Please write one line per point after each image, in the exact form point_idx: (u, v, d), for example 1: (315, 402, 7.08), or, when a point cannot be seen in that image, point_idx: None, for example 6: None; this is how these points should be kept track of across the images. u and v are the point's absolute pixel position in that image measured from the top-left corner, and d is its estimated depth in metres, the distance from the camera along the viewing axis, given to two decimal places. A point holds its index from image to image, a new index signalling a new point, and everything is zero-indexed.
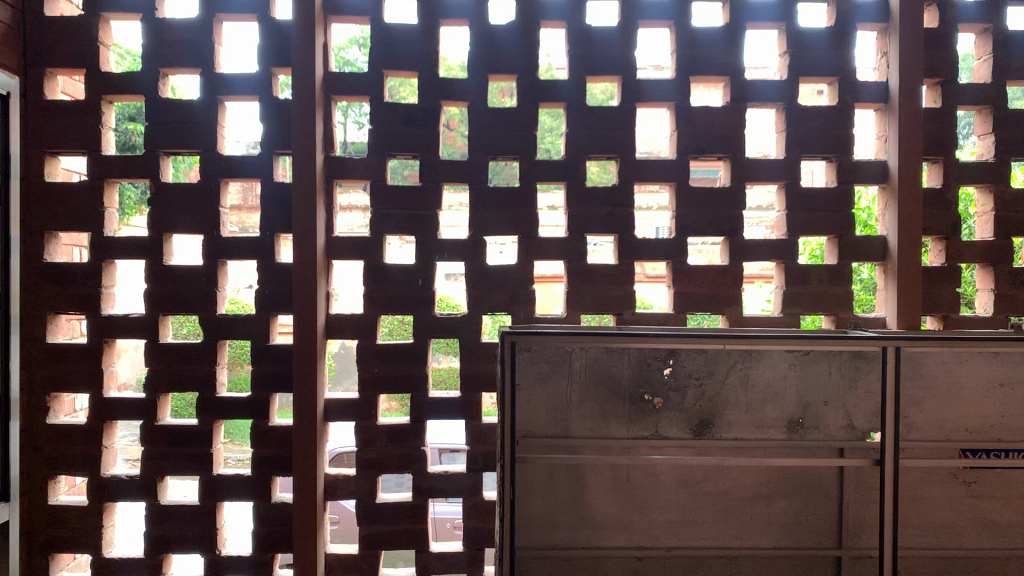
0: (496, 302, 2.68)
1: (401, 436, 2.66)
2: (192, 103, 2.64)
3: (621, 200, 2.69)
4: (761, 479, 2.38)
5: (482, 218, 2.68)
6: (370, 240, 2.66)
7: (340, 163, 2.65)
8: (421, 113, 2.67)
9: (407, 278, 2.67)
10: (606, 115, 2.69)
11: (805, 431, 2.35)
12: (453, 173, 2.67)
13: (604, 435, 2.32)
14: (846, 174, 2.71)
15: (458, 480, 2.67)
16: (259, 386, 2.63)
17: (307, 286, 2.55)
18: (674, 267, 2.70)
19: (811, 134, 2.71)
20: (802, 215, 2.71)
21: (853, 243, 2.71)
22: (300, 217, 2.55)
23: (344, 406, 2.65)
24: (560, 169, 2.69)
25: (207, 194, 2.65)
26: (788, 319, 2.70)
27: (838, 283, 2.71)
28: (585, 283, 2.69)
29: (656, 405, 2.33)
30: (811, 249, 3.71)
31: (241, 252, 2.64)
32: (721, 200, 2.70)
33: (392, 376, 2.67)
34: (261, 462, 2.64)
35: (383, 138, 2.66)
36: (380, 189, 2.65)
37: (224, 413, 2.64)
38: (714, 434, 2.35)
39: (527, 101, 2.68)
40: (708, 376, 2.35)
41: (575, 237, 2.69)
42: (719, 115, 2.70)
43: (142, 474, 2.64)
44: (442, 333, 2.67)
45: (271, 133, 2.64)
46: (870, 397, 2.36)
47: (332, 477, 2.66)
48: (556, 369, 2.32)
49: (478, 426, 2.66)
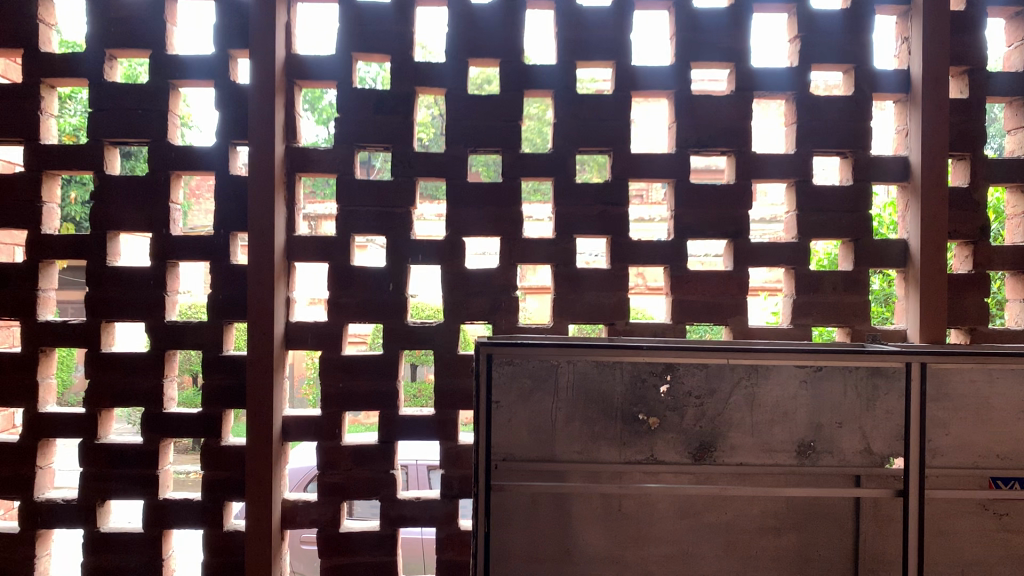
0: (475, 310, 2.42)
1: (368, 458, 2.40)
2: (144, 87, 2.39)
3: (614, 197, 2.43)
4: (768, 509, 2.12)
5: (461, 217, 2.42)
6: (335, 240, 2.40)
7: (304, 155, 2.40)
8: (394, 101, 2.42)
9: (377, 282, 2.41)
10: (597, 105, 2.44)
11: (816, 456, 2.08)
12: (428, 167, 2.42)
13: (592, 459, 2.06)
14: (862, 171, 2.45)
15: (431, 507, 2.40)
16: (211, 401, 2.37)
17: (263, 290, 2.29)
18: (673, 272, 2.45)
19: (825, 128, 2.45)
20: (814, 216, 2.45)
21: (871, 247, 2.45)
22: (257, 213, 2.30)
23: (304, 425, 2.39)
24: (547, 163, 2.43)
25: (156, 188, 2.39)
26: (798, 330, 2.44)
27: (854, 291, 2.44)
28: (574, 289, 2.43)
29: (651, 426, 2.07)
30: (820, 257, 3.47)
31: (193, 252, 2.38)
32: (725, 199, 2.45)
33: (359, 392, 2.40)
34: (212, 486, 2.37)
35: (351, 128, 2.41)
36: (348, 185, 2.40)
37: (172, 432, 2.38)
38: (716, 459, 2.08)
39: (512, 88, 2.44)
40: (709, 395, 2.08)
41: (563, 238, 2.43)
42: (722, 106, 2.46)
43: (81, 497, 2.38)
44: (414, 344, 2.41)
45: (226, 121, 2.38)
46: (891, 419, 2.08)
47: (290, 504, 2.39)
48: (540, 386, 2.06)
49: (454, 448, 2.40)
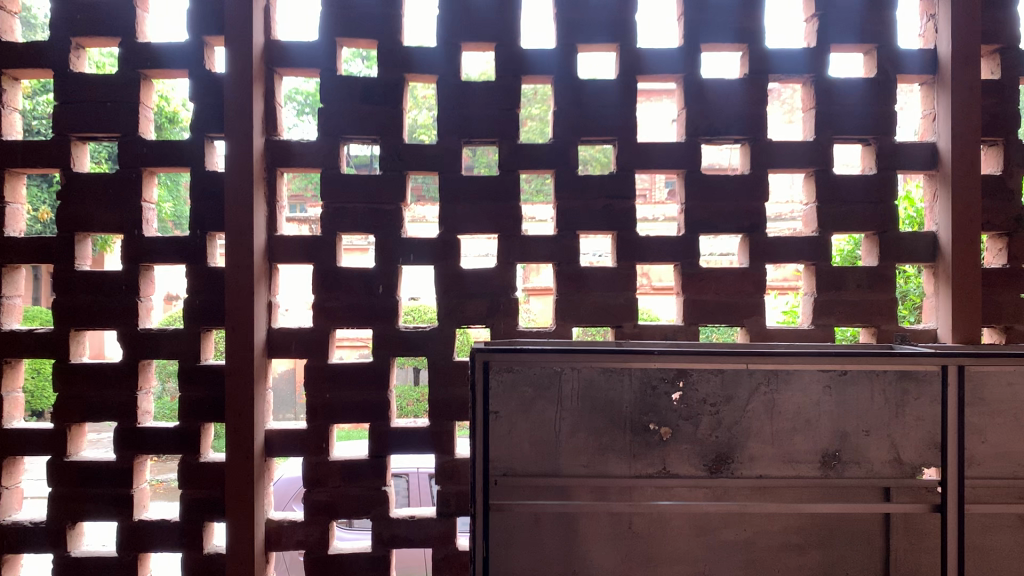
0: (472, 313, 2.25)
1: (358, 475, 2.23)
2: (111, 78, 2.22)
3: (619, 190, 2.26)
4: (791, 525, 1.94)
5: (455, 213, 2.25)
6: (320, 240, 2.24)
7: (286, 149, 2.23)
8: (382, 89, 2.25)
9: (366, 284, 2.24)
10: (600, 91, 2.27)
11: (842, 467, 1.90)
12: (419, 160, 2.25)
13: (599, 474, 1.88)
14: (887, 159, 2.27)
15: (427, 526, 2.23)
16: (189, 415, 2.20)
17: (241, 295, 2.12)
18: (684, 270, 2.27)
19: (847, 114, 2.28)
20: (835, 208, 2.27)
21: (896, 241, 2.27)
22: (235, 212, 2.13)
23: (289, 439, 2.22)
24: (547, 154, 2.26)
25: (126, 187, 2.22)
26: (820, 331, 2.26)
27: (880, 289, 2.26)
28: (578, 289, 2.26)
29: (663, 436, 1.88)
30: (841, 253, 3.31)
31: (167, 255, 2.21)
32: (739, 191, 2.27)
33: (347, 403, 2.23)
34: (191, 506, 2.20)
35: (336, 119, 2.24)
36: (333, 180, 2.23)
37: (147, 448, 2.21)
38: (733, 472, 1.90)
39: (507, 75, 2.27)
40: (725, 402, 1.90)
41: (565, 235, 2.26)
42: (734, 91, 2.28)
43: (49, 520, 2.21)
44: (405, 350, 2.23)
45: (202, 112, 2.22)
46: (922, 426, 1.89)
47: (274, 524, 2.22)
48: (542, 394, 1.88)
49: (451, 462, 2.22)
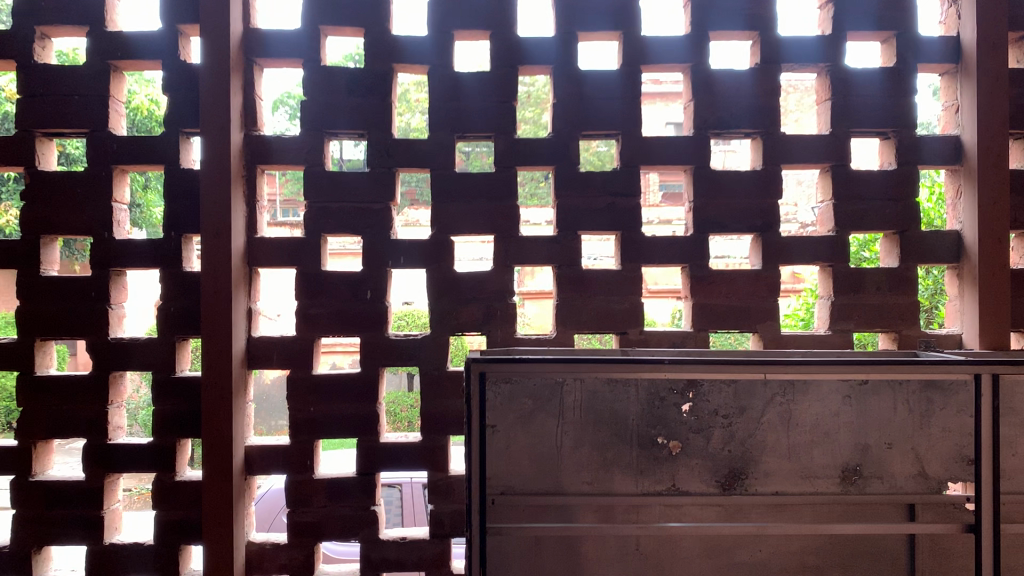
0: (466, 320, 2.10)
1: (345, 493, 2.08)
2: (79, 70, 2.07)
3: (624, 188, 2.12)
4: (808, 545, 1.77)
5: (448, 213, 2.11)
6: (302, 242, 2.09)
7: (267, 144, 2.09)
8: (369, 81, 2.11)
9: (352, 289, 2.09)
10: (602, 82, 2.13)
11: (864, 483, 1.73)
12: (410, 156, 2.11)
13: (604, 492, 1.72)
14: (907, 154, 2.13)
15: (419, 548, 2.08)
16: (163, 430, 2.05)
17: (218, 301, 1.97)
18: (693, 273, 2.13)
19: (865, 105, 2.14)
20: (853, 206, 2.13)
21: (918, 240, 2.13)
22: (211, 212, 1.98)
23: (271, 455, 2.07)
24: (545, 150, 2.12)
25: (95, 185, 2.07)
26: (837, 337, 2.12)
27: (901, 292, 2.13)
28: (580, 294, 2.12)
29: (673, 451, 1.72)
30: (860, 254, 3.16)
31: (140, 259, 2.06)
32: (750, 188, 2.13)
33: (333, 417, 2.08)
34: (166, 528, 2.05)
35: (321, 113, 2.10)
36: (318, 178, 2.08)
37: (118, 467, 2.06)
38: (747, 488, 1.73)
39: (502, 65, 2.13)
40: (739, 414, 1.72)
41: (565, 236, 2.12)
42: (744, 81, 2.14)
43: (14, 544, 2.06)
44: (395, 360, 2.09)
45: (175, 106, 2.06)
46: (949, 438, 1.73)
47: (256, 547, 2.08)
48: (542, 407, 1.71)
49: (446, 479, 2.08)
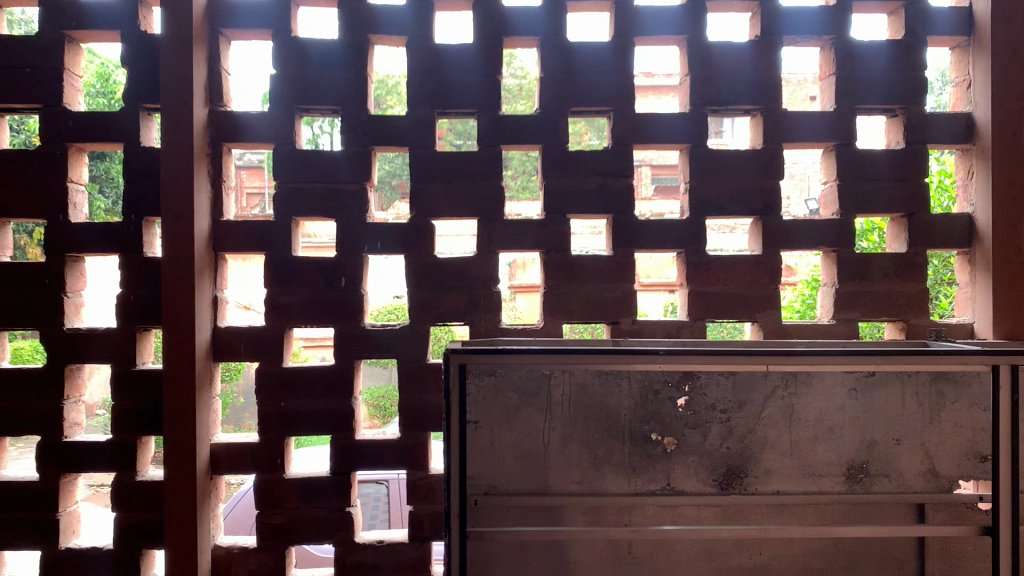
0: (448, 308, 1.97)
1: (318, 494, 1.95)
2: (30, 40, 1.93)
3: (615, 167, 1.99)
4: (811, 549, 1.61)
5: (428, 194, 1.97)
6: (272, 225, 1.95)
7: (235, 121, 1.95)
8: (344, 53, 1.98)
9: (325, 276, 1.96)
10: (592, 55, 2.00)
11: (870, 481, 1.58)
12: (387, 134, 1.97)
13: (594, 492, 1.58)
14: (916, 132, 2.01)
15: (398, 552, 1.96)
16: (123, 427, 1.92)
17: (180, 289, 1.84)
18: (689, 259, 2.01)
19: (870, 80, 2.01)
20: (859, 187, 2.01)
21: (928, 224, 2.01)
22: (171, 192, 1.84)
23: (239, 454, 1.94)
24: (532, 127, 1.99)
25: (49, 165, 1.93)
26: (841, 326, 2.00)
27: (910, 278, 2.00)
28: (568, 281, 1.99)
29: (668, 448, 1.58)
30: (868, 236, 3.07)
31: (97, 244, 1.92)
32: (750, 168, 2.01)
33: (305, 412, 1.95)
34: (126, 532, 1.91)
35: (292, 89, 1.96)
36: (288, 157, 1.95)
37: (75, 466, 1.92)
38: (746, 488, 1.58)
39: (486, 37, 1.99)
40: (738, 408, 1.58)
41: (553, 220, 1.99)
42: (744, 53, 2.02)
43: None
44: (372, 352, 1.96)
45: (135, 78, 1.92)
46: (961, 434, 1.59)
47: (223, 551, 1.94)
48: (527, 402, 1.57)
49: (426, 479, 1.95)
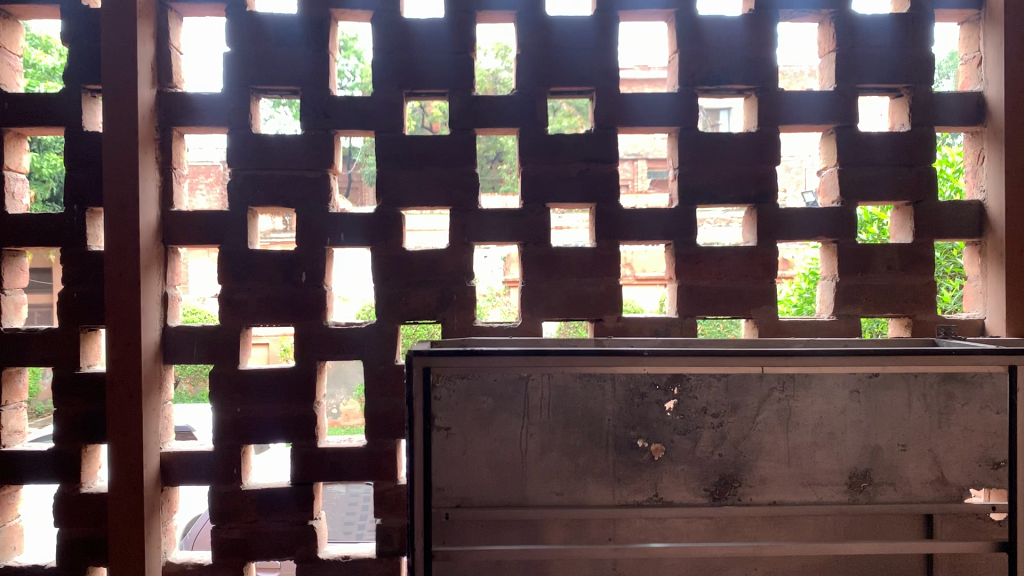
0: (418, 306, 1.82)
1: (278, 506, 1.81)
2: None
3: (598, 152, 1.85)
4: (810, 563, 1.46)
5: (395, 183, 1.83)
6: (226, 215, 1.81)
7: (186, 103, 1.81)
8: (303, 29, 1.83)
9: (285, 271, 1.81)
10: (573, 30, 1.85)
11: (874, 491, 1.43)
12: (350, 117, 1.82)
13: (573, 506, 1.42)
14: (922, 113, 1.86)
15: (364, 569, 1.81)
16: (66, 435, 1.77)
17: (124, 285, 1.69)
18: (678, 251, 1.86)
19: (872, 57, 1.87)
20: (861, 172, 1.87)
21: (935, 212, 1.86)
22: (113, 180, 1.69)
23: (193, 463, 1.80)
24: (508, 109, 1.84)
25: None
26: (841, 323, 1.86)
27: (916, 271, 1.86)
28: (548, 275, 1.84)
29: (655, 456, 1.42)
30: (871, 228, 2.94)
31: (35, 236, 1.77)
32: (744, 152, 1.86)
33: (263, 418, 1.80)
34: (69, 547, 1.77)
35: (248, 67, 1.81)
36: (243, 142, 1.80)
37: (14, 477, 1.78)
38: (740, 499, 1.43)
39: (458, 11, 1.84)
40: (732, 412, 1.42)
41: (532, 210, 1.84)
42: (737, 28, 1.87)
43: None
44: (336, 353, 1.81)
45: (75, 56, 1.77)
46: (973, 439, 1.43)
47: (176, 567, 1.80)
48: (501, 407, 1.41)
49: (394, 489, 1.81)
